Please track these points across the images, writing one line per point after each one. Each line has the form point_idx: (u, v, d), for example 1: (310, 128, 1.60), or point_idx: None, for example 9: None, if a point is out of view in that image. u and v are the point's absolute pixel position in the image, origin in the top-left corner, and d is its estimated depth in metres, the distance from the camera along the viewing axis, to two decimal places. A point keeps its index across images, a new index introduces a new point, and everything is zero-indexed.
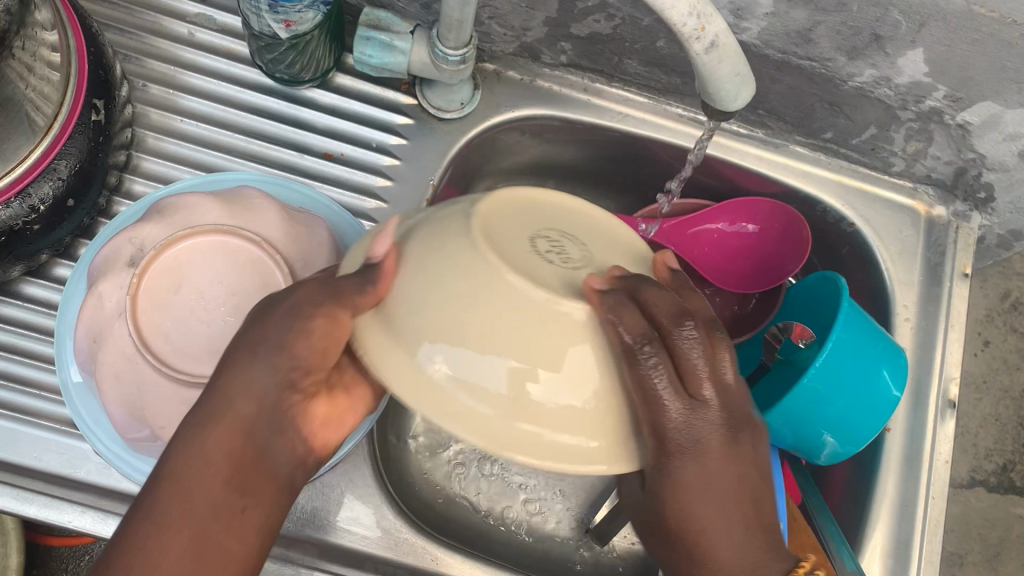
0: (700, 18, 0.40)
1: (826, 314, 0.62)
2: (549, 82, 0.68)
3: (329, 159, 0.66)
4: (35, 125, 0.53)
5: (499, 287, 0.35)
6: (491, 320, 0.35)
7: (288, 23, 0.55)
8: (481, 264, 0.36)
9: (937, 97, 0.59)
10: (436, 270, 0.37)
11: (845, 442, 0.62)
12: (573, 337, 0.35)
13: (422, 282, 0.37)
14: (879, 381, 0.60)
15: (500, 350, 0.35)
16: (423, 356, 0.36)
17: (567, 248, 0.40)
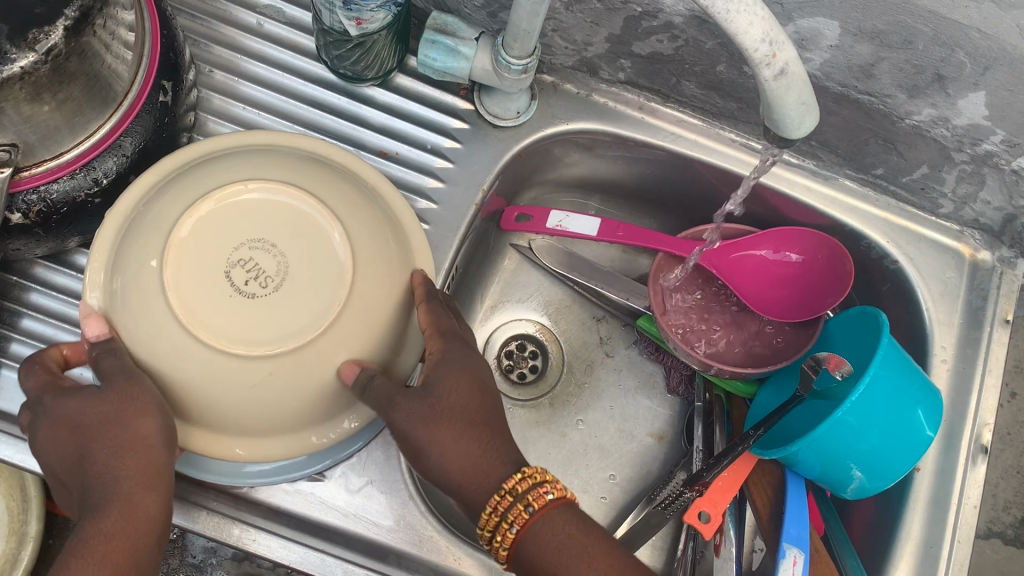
0: (771, 45, 0.41)
1: (873, 349, 0.62)
2: (604, 98, 0.69)
3: (384, 157, 0.67)
4: (106, 102, 0.54)
5: (206, 339, 0.48)
6: (249, 326, 0.48)
7: (359, 21, 0.56)
8: (156, 283, 0.48)
9: (994, 142, 0.59)
10: (138, 248, 0.49)
11: (872, 475, 0.61)
12: (322, 354, 0.50)
13: (135, 237, 0.51)
14: (914, 420, 0.60)
15: (234, 368, 0.48)
16: (151, 289, 0.48)
17: (260, 263, 0.49)
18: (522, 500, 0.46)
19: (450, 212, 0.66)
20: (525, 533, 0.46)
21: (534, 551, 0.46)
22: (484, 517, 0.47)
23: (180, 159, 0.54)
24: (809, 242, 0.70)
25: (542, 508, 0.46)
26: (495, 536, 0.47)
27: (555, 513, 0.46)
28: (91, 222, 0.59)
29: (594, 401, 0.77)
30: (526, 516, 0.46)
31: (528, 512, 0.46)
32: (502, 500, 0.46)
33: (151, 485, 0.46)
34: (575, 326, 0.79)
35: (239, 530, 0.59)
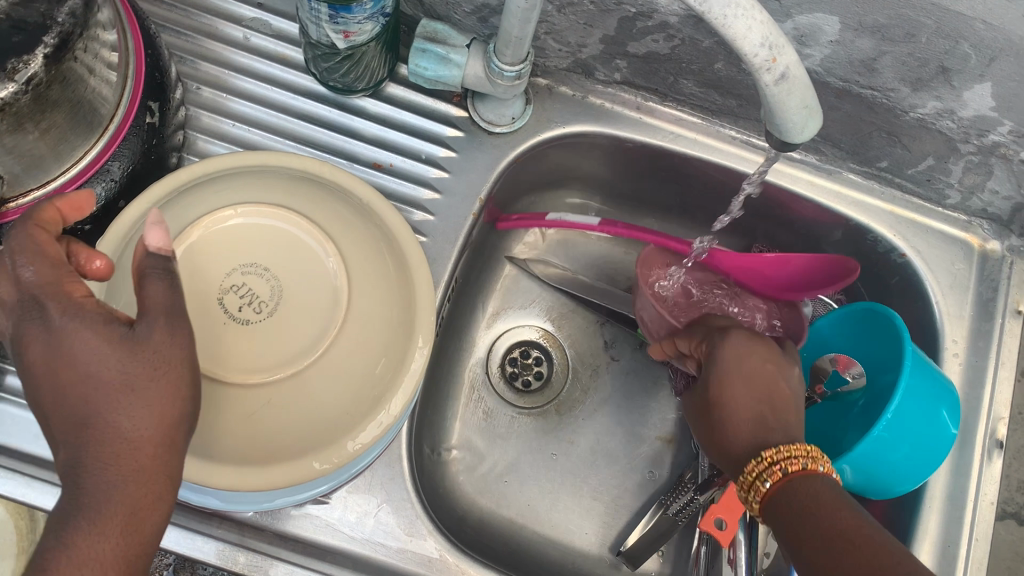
0: (772, 49, 0.39)
1: (893, 352, 0.60)
2: (600, 99, 0.68)
3: (377, 169, 0.65)
4: (91, 127, 0.53)
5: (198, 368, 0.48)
6: (240, 353, 0.49)
7: (347, 34, 0.54)
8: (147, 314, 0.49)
9: (1001, 132, 0.57)
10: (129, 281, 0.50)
11: (907, 472, 0.59)
12: (315, 385, 0.50)
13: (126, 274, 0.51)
14: (940, 421, 0.59)
15: (223, 395, 0.48)
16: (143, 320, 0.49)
17: (252, 287, 0.50)
18: (784, 454, 0.47)
19: (448, 224, 0.65)
20: (781, 489, 0.46)
21: (784, 509, 0.46)
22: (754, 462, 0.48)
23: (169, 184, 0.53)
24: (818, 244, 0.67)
25: (801, 468, 0.46)
26: (752, 494, 0.48)
27: (817, 479, 0.46)
28: None
29: (601, 405, 0.76)
30: (795, 468, 0.46)
31: (788, 467, 0.46)
32: (763, 459, 0.48)
33: (153, 493, 0.36)
34: (579, 331, 0.78)
35: (246, 558, 0.57)
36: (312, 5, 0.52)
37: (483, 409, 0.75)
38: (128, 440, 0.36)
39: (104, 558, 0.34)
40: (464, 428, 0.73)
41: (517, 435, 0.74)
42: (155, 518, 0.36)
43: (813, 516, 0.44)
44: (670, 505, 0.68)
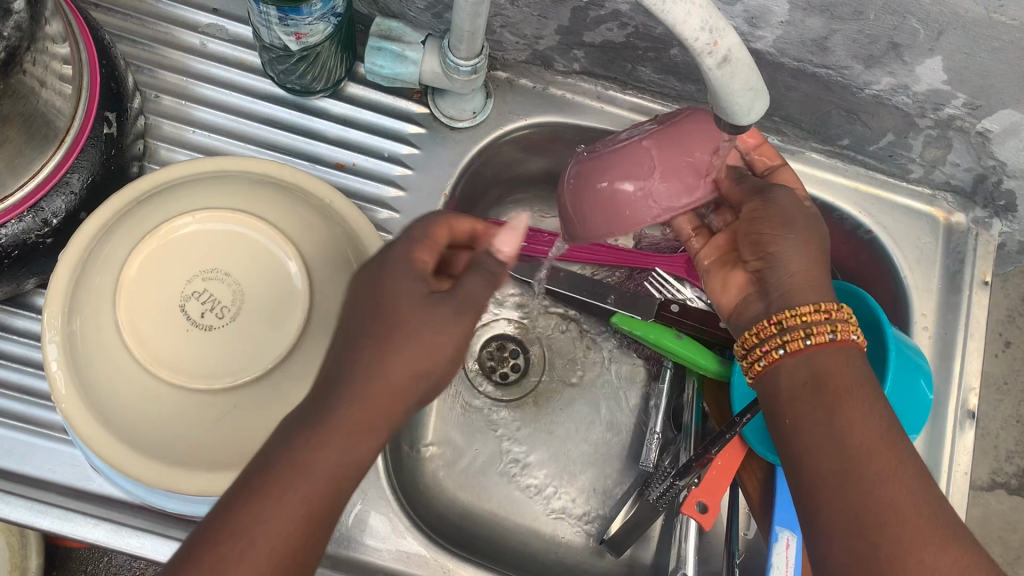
0: (712, 33, 0.39)
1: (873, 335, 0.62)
2: (561, 90, 0.68)
3: (341, 169, 0.66)
4: (47, 140, 0.53)
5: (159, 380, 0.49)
6: (207, 360, 0.49)
7: (298, 35, 0.54)
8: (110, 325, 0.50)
9: (956, 105, 0.58)
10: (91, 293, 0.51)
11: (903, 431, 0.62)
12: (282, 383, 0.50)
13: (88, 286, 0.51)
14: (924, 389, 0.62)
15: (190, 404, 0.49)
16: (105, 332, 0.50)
17: (214, 293, 0.51)
18: (830, 323, 0.49)
19: (414, 220, 0.65)
20: (793, 357, 0.50)
21: (818, 365, 0.49)
22: (765, 327, 0.52)
23: (122, 201, 0.53)
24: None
25: (842, 340, 0.49)
26: (783, 338, 0.50)
27: (851, 352, 0.49)
28: (46, 262, 0.58)
29: (578, 394, 0.76)
30: (826, 340, 0.49)
31: (829, 337, 0.49)
32: (811, 318, 0.49)
33: (364, 433, 0.40)
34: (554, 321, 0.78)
35: None
36: (261, 8, 0.52)
37: (460, 403, 0.75)
38: (390, 387, 0.41)
39: (296, 497, 0.38)
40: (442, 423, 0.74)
41: (496, 427, 0.75)
42: (360, 454, 0.40)
43: (821, 392, 0.48)
44: (650, 490, 0.67)
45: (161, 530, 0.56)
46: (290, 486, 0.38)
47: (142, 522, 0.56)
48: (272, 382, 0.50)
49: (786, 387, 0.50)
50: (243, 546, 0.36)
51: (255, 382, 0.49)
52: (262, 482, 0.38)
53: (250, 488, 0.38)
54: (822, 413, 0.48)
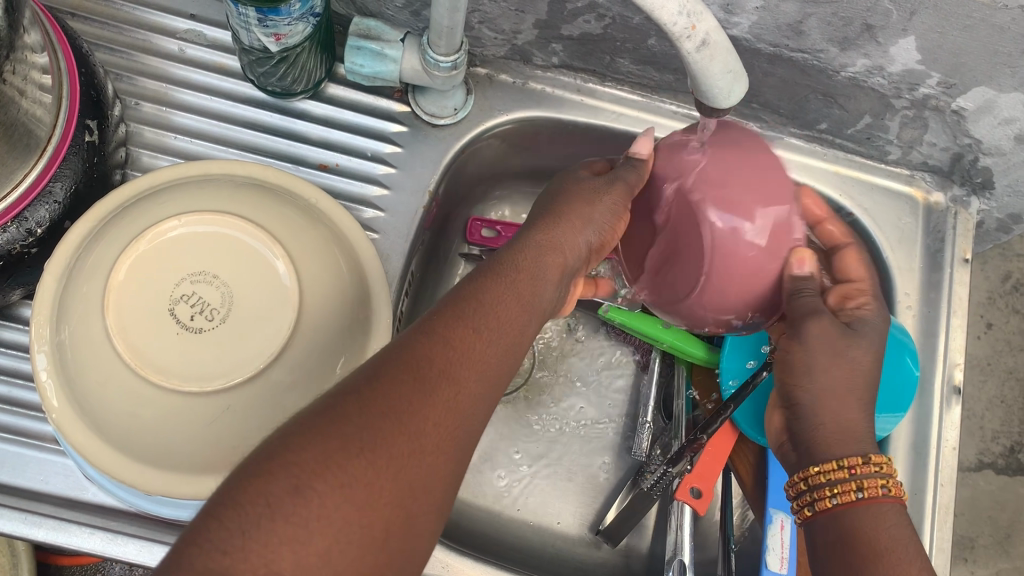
0: (690, 17, 0.40)
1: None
2: (541, 84, 0.69)
3: (324, 170, 0.66)
4: (28, 150, 0.53)
5: (152, 384, 0.48)
6: (197, 363, 0.49)
7: (278, 37, 0.54)
8: (102, 330, 0.49)
9: (931, 84, 0.59)
10: (81, 299, 0.51)
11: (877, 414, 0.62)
12: (272, 385, 0.50)
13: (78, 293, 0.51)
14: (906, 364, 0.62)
15: (183, 407, 0.48)
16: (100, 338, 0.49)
17: (203, 295, 0.51)
18: (857, 481, 0.47)
19: (399, 218, 0.65)
20: (845, 508, 0.48)
21: (849, 527, 0.47)
22: (813, 472, 0.49)
23: (97, 216, 0.53)
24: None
25: (873, 498, 0.47)
26: (812, 496, 0.49)
27: (882, 506, 0.47)
28: (30, 273, 0.58)
29: (569, 387, 0.76)
30: (855, 499, 0.47)
31: (859, 495, 0.47)
32: (865, 470, 0.47)
33: (439, 444, 0.37)
34: None
35: None
36: (240, 10, 0.52)
37: None
38: (444, 419, 0.38)
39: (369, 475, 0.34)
40: None
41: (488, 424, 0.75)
42: (427, 499, 0.36)
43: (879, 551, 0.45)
44: (644, 479, 0.67)
45: (156, 536, 0.56)
46: (360, 469, 0.33)
47: (137, 529, 0.56)
48: (262, 383, 0.49)
49: (835, 539, 0.47)
50: (435, 402, 0.37)
51: (244, 383, 0.49)
52: (410, 409, 0.36)
53: (294, 436, 0.33)
54: None
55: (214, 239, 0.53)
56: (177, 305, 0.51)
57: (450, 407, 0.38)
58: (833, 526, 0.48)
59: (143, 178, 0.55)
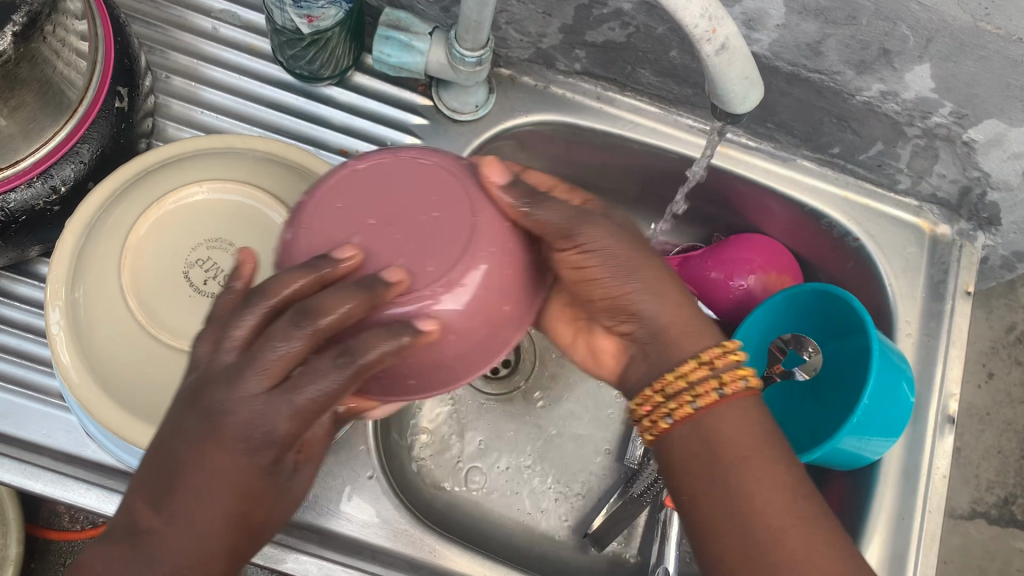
0: (710, 20, 0.41)
1: (858, 339, 0.62)
2: (562, 89, 0.70)
3: (344, 155, 0.67)
4: (59, 110, 0.55)
5: (159, 342, 0.51)
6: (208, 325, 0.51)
7: (310, 19, 0.56)
8: (117, 286, 0.51)
9: (943, 114, 0.60)
10: (97, 256, 0.52)
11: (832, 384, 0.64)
12: None
13: (94, 249, 0.53)
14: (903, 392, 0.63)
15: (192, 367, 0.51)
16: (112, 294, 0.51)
17: (217, 261, 0.53)
18: (716, 377, 0.44)
19: None
20: (679, 424, 0.45)
21: (704, 442, 0.44)
22: (644, 396, 0.46)
23: (119, 177, 0.55)
24: (753, 245, 0.73)
25: (734, 394, 0.44)
26: (648, 420, 0.46)
27: (745, 401, 0.45)
28: (52, 230, 0.59)
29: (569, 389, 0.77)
30: (716, 399, 0.44)
31: (719, 394, 0.44)
32: (695, 376, 0.44)
33: None
34: None
35: None
36: None
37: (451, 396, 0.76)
38: None
39: None
40: (433, 413, 0.75)
41: (483, 421, 0.75)
42: None
43: (734, 469, 0.43)
44: (636, 485, 0.70)
45: None
46: None
47: None
48: None
49: (678, 454, 0.45)
50: None
51: None
52: None
53: None
54: (718, 490, 0.43)
55: (228, 209, 0.54)
56: (191, 271, 0.53)
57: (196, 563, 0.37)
58: (671, 445, 0.45)
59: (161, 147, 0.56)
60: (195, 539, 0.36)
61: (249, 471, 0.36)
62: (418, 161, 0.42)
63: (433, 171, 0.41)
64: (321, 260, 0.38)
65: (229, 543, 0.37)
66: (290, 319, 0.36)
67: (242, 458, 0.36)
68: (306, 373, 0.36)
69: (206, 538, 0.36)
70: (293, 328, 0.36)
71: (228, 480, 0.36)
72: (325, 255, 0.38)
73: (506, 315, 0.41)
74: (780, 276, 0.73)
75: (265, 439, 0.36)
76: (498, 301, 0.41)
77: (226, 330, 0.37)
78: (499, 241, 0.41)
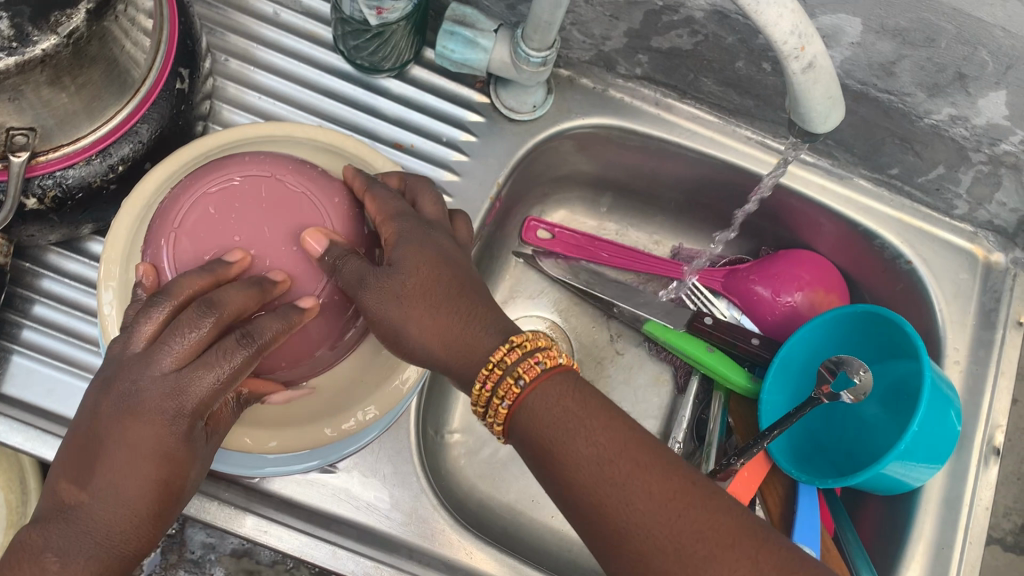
0: (801, 38, 0.40)
1: (910, 364, 0.61)
2: (620, 93, 0.69)
3: (399, 149, 0.66)
4: (122, 89, 0.54)
5: None
6: None
7: (379, 11, 0.55)
8: None
9: (1013, 142, 0.59)
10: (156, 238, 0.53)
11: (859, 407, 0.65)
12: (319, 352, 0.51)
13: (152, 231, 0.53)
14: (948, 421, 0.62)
15: None
16: None
17: None
18: (514, 367, 0.42)
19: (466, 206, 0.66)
20: (524, 405, 0.42)
21: (529, 431, 0.42)
22: (476, 394, 0.43)
23: (180, 163, 0.55)
24: (803, 261, 0.72)
25: (534, 380, 0.42)
26: (489, 409, 0.44)
27: (550, 383, 0.42)
28: (106, 208, 0.59)
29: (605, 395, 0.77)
30: (538, 374, 0.42)
31: (520, 386, 0.42)
32: (503, 357, 0.42)
33: None
34: (586, 322, 0.78)
35: (250, 521, 0.57)
36: None
37: None
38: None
39: None
40: (466, 411, 0.74)
41: None
42: None
43: (555, 455, 0.41)
44: None
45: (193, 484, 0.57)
46: None
47: None
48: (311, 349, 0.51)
49: (526, 443, 0.42)
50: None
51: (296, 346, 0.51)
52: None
53: None
54: (597, 471, 0.40)
55: None
56: None
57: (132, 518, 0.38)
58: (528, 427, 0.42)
59: (223, 134, 0.57)
60: (120, 506, 0.38)
61: (162, 428, 0.39)
62: (282, 181, 0.47)
63: (297, 197, 0.47)
64: (214, 264, 0.42)
65: (157, 510, 0.39)
66: (197, 310, 0.40)
67: (164, 409, 0.39)
68: (216, 353, 0.40)
69: (133, 500, 0.38)
70: (200, 317, 0.40)
71: (135, 437, 0.38)
72: (214, 261, 0.43)
73: (343, 320, 0.49)
74: (828, 295, 0.72)
75: (181, 410, 0.39)
76: (337, 311, 0.48)
77: (134, 332, 0.40)
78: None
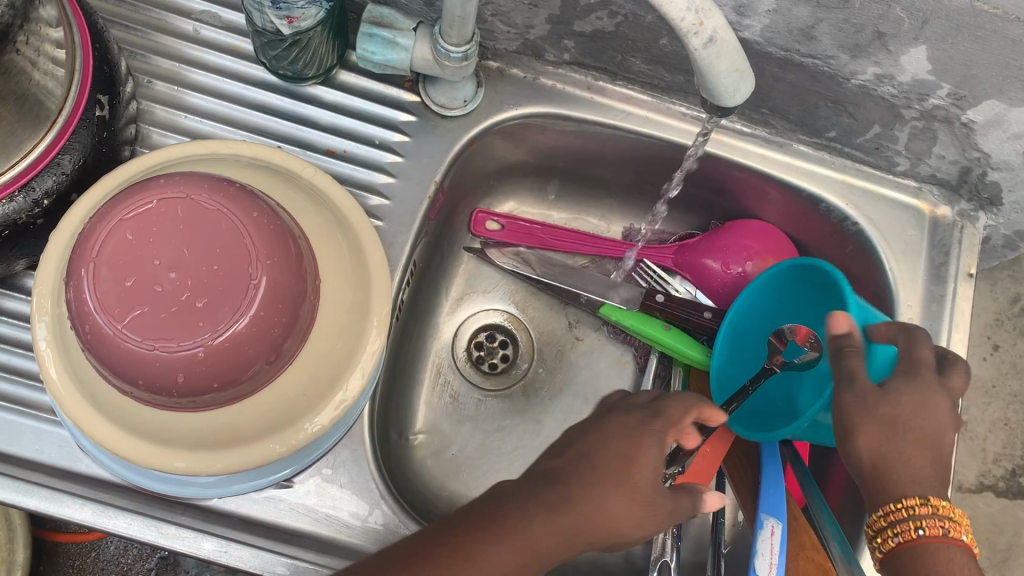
0: (698, 14, 0.40)
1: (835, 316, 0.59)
2: (552, 81, 0.69)
3: (332, 156, 0.66)
4: (37, 119, 0.53)
5: None
6: None
7: (290, 20, 0.55)
8: None
9: (940, 96, 0.58)
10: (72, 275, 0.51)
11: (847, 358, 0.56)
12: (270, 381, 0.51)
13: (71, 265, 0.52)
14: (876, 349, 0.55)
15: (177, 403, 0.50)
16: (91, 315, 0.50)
17: None
18: (914, 521, 0.48)
19: (404, 207, 0.66)
20: (907, 546, 0.48)
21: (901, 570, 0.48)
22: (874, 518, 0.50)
23: (105, 189, 0.55)
24: (751, 231, 0.72)
25: (933, 536, 0.47)
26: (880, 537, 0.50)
27: (925, 545, 0.47)
28: (36, 243, 0.59)
29: (567, 381, 0.77)
30: (940, 533, 0.47)
31: (919, 533, 0.47)
32: (917, 510, 0.48)
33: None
34: (542, 312, 0.78)
35: (210, 544, 0.57)
36: None
37: (450, 393, 0.75)
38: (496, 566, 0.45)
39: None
40: (430, 412, 0.74)
41: (483, 417, 0.75)
42: None
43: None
44: None
45: (150, 511, 0.57)
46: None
47: (129, 503, 0.57)
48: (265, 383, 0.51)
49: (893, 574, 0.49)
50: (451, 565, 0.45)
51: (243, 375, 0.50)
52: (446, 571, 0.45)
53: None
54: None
55: None
56: None
57: (601, 546, 0.47)
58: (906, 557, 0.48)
59: (127, 166, 0.55)
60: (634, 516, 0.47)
61: (645, 481, 0.48)
62: (196, 201, 0.46)
63: (216, 215, 0.46)
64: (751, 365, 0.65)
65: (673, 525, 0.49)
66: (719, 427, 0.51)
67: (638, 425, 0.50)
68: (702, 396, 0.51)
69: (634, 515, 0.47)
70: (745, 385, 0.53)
71: (588, 482, 0.47)
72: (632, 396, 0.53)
73: (274, 335, 0.48)
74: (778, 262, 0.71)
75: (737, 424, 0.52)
76: (271, 323, 0.47)
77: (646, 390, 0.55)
78: (273, 271, 0.47)
